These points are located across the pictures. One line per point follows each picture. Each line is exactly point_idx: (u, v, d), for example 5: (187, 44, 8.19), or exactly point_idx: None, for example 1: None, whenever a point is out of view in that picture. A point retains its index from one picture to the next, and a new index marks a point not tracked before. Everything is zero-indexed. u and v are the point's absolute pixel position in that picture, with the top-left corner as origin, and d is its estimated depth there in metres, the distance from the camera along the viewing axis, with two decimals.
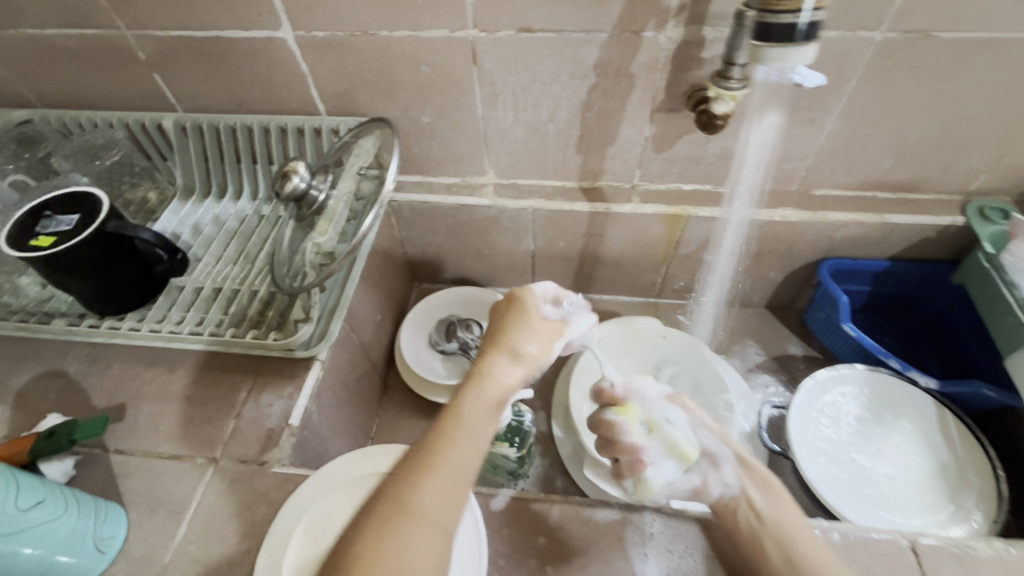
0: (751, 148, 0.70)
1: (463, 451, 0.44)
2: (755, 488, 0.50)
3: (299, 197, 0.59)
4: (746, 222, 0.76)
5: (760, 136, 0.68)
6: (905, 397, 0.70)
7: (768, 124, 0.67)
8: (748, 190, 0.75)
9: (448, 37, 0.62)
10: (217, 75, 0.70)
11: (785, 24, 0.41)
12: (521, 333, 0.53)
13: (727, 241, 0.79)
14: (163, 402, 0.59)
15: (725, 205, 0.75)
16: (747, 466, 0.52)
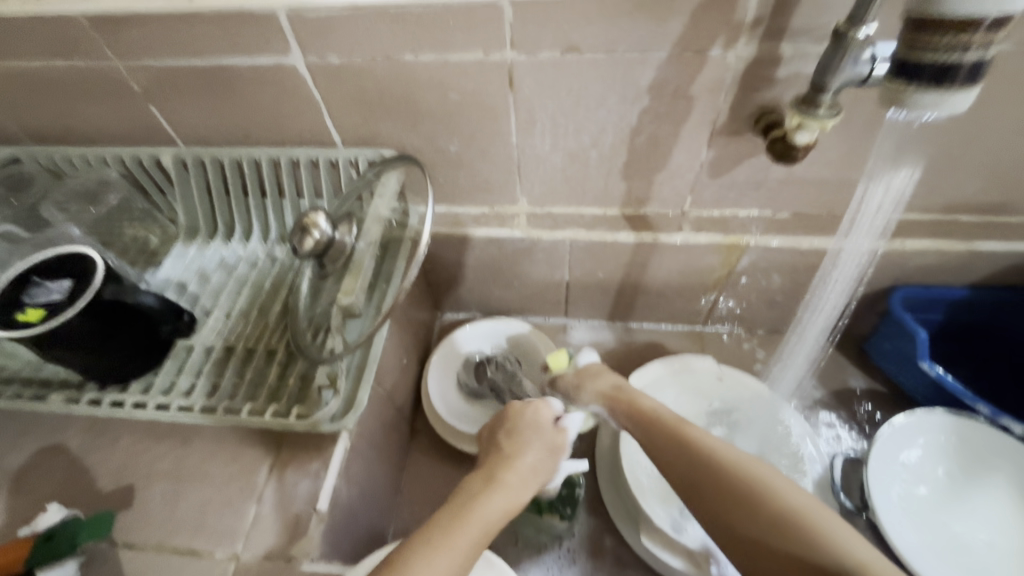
0: (873, 200, 0.63)
1: (466, 534, 0.46)
2: (626, 415, 0.57)
3: (320, 253, 0.51)
4: (868, 252, 0.69)
5: (889, 189, 0.62)
6: (1001, 448, 0.63)
7: (897, 180, 0.61)
8: (869, 228, 0.66)
9: (482, 59, 0.54)
10: (220, 105, 0.62)
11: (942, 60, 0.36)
12: (533, 435, 0.56)
13: (839, 278, 0.72)
14: (176, 483, 0.53)
15: (838, 238, 0.68)
16: (613, 401, 0.59)
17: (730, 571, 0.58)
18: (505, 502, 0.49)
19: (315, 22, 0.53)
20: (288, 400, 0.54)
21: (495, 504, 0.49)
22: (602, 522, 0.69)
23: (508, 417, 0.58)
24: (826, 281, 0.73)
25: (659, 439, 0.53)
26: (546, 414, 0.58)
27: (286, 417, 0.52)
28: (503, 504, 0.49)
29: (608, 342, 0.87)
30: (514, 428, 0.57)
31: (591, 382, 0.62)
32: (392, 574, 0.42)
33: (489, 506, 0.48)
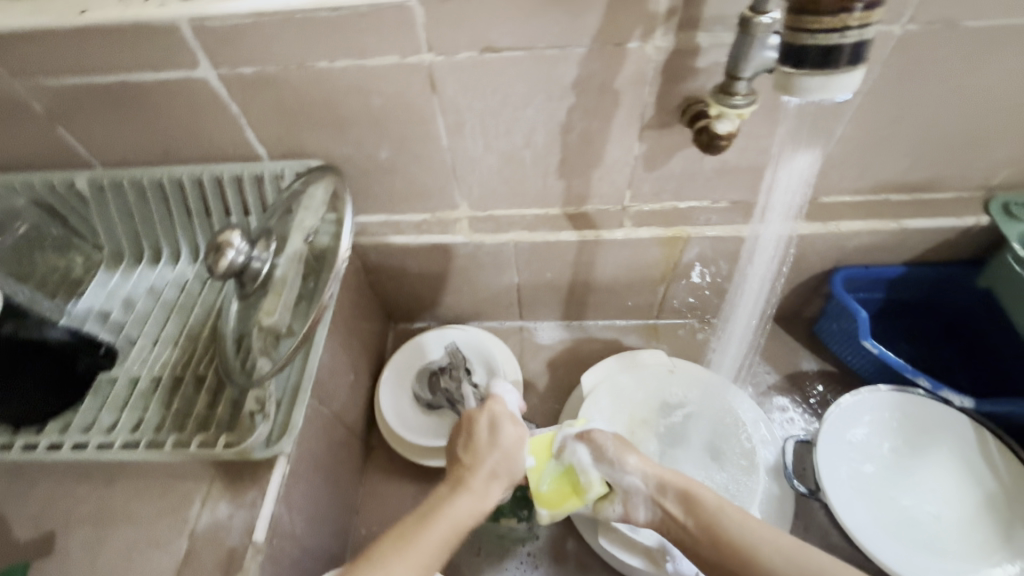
0: (782, 184, 0.65)
1: (433, 548, 0.46)
2: (676, 504, 0.52)
3: (238, 272, 0.48)
4: (783, 238, 0.70)
5: (792, 172, 0.63)
6: (943, 420, 0.64)
7: (802, 162, 0.62)
8: (783, 211, 0.68)
9: (399, 63, 0.53)
10: (133, 122, 0.59)
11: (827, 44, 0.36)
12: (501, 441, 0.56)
13: (757, 264, 0.73)
14: (101, 526, 0.50)
15: (754, 224, 0.69)
16: (663, 487, 0.53)
17: (685, 567, 0.57)
18: (472, 502, 0.51)
19: (221, 31, 0.50)
20: (218, 429, 0.52)
21: (463, 507, 0.50)
22: (562, 525, 0.68)
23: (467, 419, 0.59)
24: (747, 264, 0.73)
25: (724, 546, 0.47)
26: (504, 412, 0.59)
27: (215, 447, 0.50)
28: (471, 509, 0.50)
29: (564, 342, 0.87)
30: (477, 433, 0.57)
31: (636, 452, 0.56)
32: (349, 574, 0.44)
33: (459, 509, 0.50)
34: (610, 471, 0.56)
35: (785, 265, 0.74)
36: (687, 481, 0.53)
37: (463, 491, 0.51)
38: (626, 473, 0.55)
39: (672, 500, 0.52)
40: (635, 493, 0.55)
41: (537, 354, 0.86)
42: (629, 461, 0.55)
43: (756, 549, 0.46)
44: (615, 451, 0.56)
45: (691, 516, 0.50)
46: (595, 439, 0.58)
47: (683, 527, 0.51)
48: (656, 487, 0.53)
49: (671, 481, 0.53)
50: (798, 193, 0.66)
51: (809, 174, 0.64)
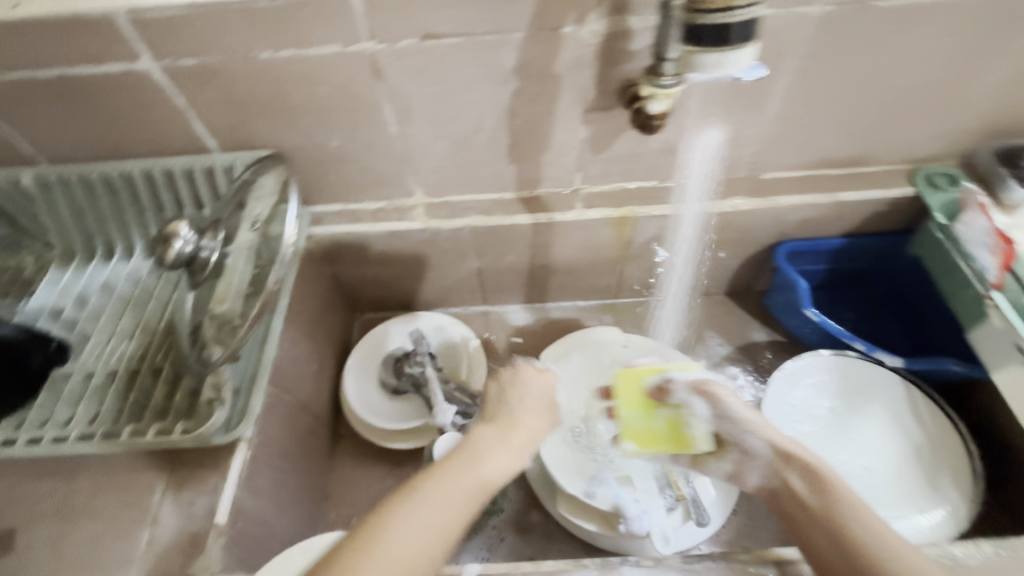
0: (695, 162, 0.68)
1: (472, 488, 0.46)
2: (802, 480, 0.47)
3: (186, 261, 0.49)
4: (703, 214, 0.73)
5: (703, 147, 0.66)
6: (875, 379, 0.69)
7: (711, 136, 0.65)
8: (711, 184, 0.71)
9: (343, 52, 0.54)
10: (75, 116, 0.58)
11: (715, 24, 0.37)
12: (544, 402, 0.56)
13: (683, 244, 0.76)
14: (61, 519, 0.51)
15: (675, 203, 0.72)
16: (791, 460, 0.49)
17: (637, 527, 0.60)
18: (508, 456, 0.50)
19: (159, 22, 0.50)
20: (176, 418, 0.52)
21: (501, 463, 0.49)
22: (526, 498, 0.70)
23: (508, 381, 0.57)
24: (674, 244, 0.76)
25: (832, 528, 0.43)
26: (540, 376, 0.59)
27: (172, 435, 0.51)
28: (503, 464, 0.49)
29: (527, 324, 0.89)
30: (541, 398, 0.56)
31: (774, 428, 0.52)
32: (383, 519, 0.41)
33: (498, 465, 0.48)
34: (733, 433, 0.54)
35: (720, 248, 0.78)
36: (815, 457, 0.48)
37: (500, 447, 0.50)
38: (745, 440, 0.52)
39: (796, 475, 0.48)
40: (757, 457, 0.51)
41: (501, 337, 0.88)
42: (754, 432, 0.52)
43: (872, 541, 0.41)
44: (743, 412, 0.54)
45: (816, 495, 0.45)
46: (716, 399, 0.56)
47: (798, 500, 0.46)
48: (781, 458, 0.49)
49: (785, 447, 0.50)
50: (712, 167, 0.70)
51: (718, 151, 0.67)
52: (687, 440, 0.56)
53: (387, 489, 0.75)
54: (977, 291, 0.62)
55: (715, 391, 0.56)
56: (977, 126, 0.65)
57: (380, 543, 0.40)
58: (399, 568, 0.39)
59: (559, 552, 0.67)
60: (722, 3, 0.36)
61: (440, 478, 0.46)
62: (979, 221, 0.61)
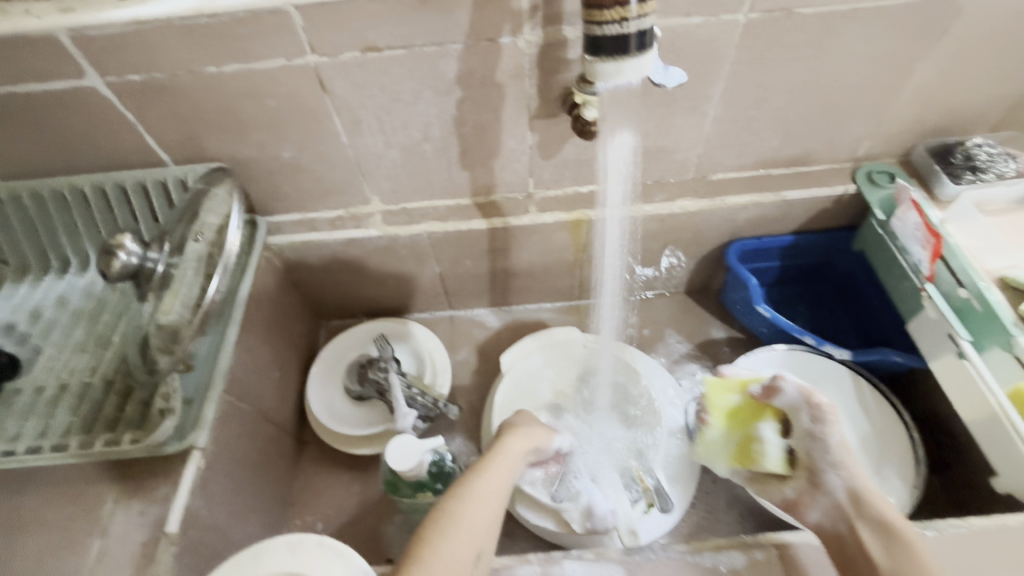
0: (613, 163, 0.63)
1: (498, 486, 0.50)
2: (873, 534, 0.45)
3: (133, 273, 0.51)
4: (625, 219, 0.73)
5: (618, 151, 0.61)
6: (823, 372, 0.70)
7: (623, 140, 0.60)
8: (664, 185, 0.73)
9: (286, 65, 0.55)
10: (25, 133, 0.59)
11: (613, 35, 0.39)
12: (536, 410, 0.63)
13: (612, 242, 0.76)
14: (12, 533, 0.51)
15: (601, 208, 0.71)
16: (864, 508, 0.47)
17: (601, 523, 0.61)
18: (527, 442, 0.56)
19: (102, 39, 0.51)
20: (126, 428, 0.53)
21: (523, 445, 0.56)
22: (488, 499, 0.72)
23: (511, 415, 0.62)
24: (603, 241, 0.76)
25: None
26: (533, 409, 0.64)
27: (120, 445, 0.51)
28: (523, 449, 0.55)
29: (492, 327, 0.90)
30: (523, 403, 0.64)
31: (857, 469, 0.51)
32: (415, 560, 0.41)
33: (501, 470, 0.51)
34: (811, 464, 0.53)
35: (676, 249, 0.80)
36: (887, 505, 0.47)
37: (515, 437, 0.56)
38: (824, 474, 0.51)
39: (867, 526, 0.46)
40: (827, 494, 0.51)
41: (466, 341, 0.89)
42: (830, 468, 0.51)
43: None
44: (840, 444, 0.52)
45: (891, 560, 0.43)
46: (821, 423, 0.53)
47: (868, 553, 0.45)
48: (857, 503, 0.48)
49: (861, 488, 0.49)
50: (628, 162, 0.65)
51: (628, 149, 0.62)
52: (756, 458, 0.57)
53: (352, 494, 0.76)
54: (913, 284, 0.64)
55: (824, 411, 0.53)
56: (910, 125, 0.67)
57: (452, 531, 0.43)
58: (467, 551, 0.43)
59: (520, 551, 0.68)
60: (614, 16, 0.38)
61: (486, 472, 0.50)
62: (912, 215, 0.64)
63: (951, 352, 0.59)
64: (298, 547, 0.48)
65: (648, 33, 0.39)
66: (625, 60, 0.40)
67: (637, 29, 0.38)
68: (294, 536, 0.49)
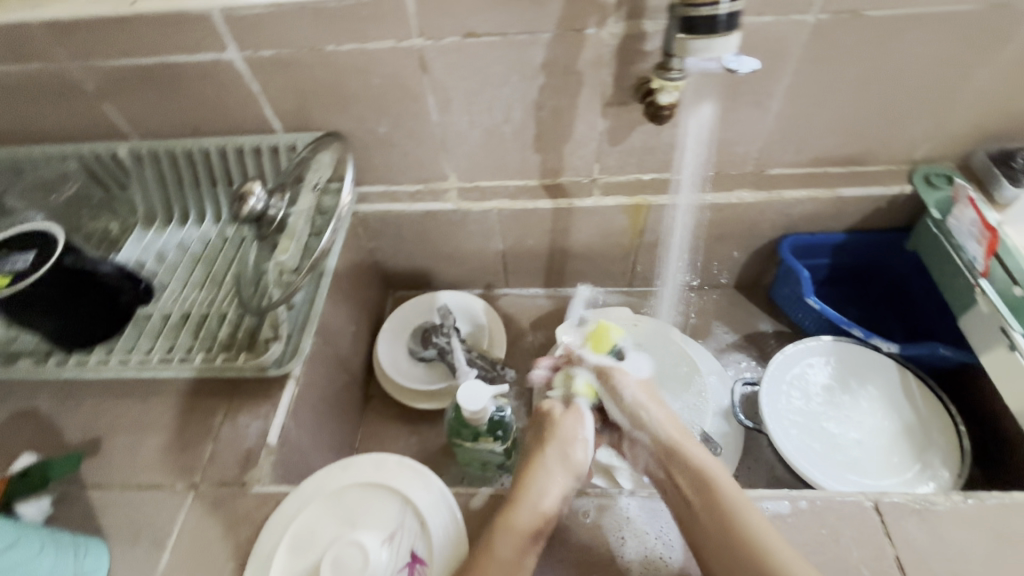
0: (692, 134, 0.72)
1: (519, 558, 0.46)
2: (683, 477, 0.50)
3: (257, 217, 0.57)
4: (695, 207, 0.79)
5: (700, 122, 0.70)
6: (869, 362, 0.73)
7: (703, 113, 0.69)
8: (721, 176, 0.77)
9: (395, 47, 0.63)
10: (167, 99, 0.69)
11: (706, 16, 0.44)
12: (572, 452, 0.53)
13: (679, 228, 0.82)
14: (139, 432, 0.59)
15: (672, 191, 0.78)
16: (671, 457, 0.51)
17: None
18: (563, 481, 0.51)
19: (247, 19, 0.60)
20: (238, 351, 0.62)
21: (535, 513, 0.49)
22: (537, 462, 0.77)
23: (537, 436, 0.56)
24: (670, 230, 0.82)
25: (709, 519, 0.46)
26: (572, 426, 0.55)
27: (236, 363, 0.60)
28: (536, 524, 0.48)
29: (545, 307, 0.95)
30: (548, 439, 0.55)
31: (660, 412, 0.55)
32: None
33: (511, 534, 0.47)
34: (627, 418, 0.56)
35: (724, 242, 0.84)
36: (694, 452, 0.51)
37: (531, 518, 0.48)
38: (638, 426, 0.55)
39: (676, 466, 0.51)
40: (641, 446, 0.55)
41: (520, 318, 0.94)
42: (646, 416, 0.55)
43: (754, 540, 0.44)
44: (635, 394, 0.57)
45: (699, 495, 0.48)
46: (615, 385, 0.57)
47: (687, 480, 0.49)
48: (666, 453, 0.52)
49: (667, 436, 0.53)
50: (711, 146, 0.73)
51: (708, 128, 0.71)
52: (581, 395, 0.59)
53: (410, 446, 0.82)
54: (967, 280, 0.66)
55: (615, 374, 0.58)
56: (971, 130, 0.69)
57: None
58: None
59: None
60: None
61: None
62: (968, 213, 0.66)
63: (1003, 345, 0.61)
64: (382, 464, 0.55)
65: (735, 15, 0.44)
66: (715, 36, 0.45)
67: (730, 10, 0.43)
68: (377, 455, 0.56)
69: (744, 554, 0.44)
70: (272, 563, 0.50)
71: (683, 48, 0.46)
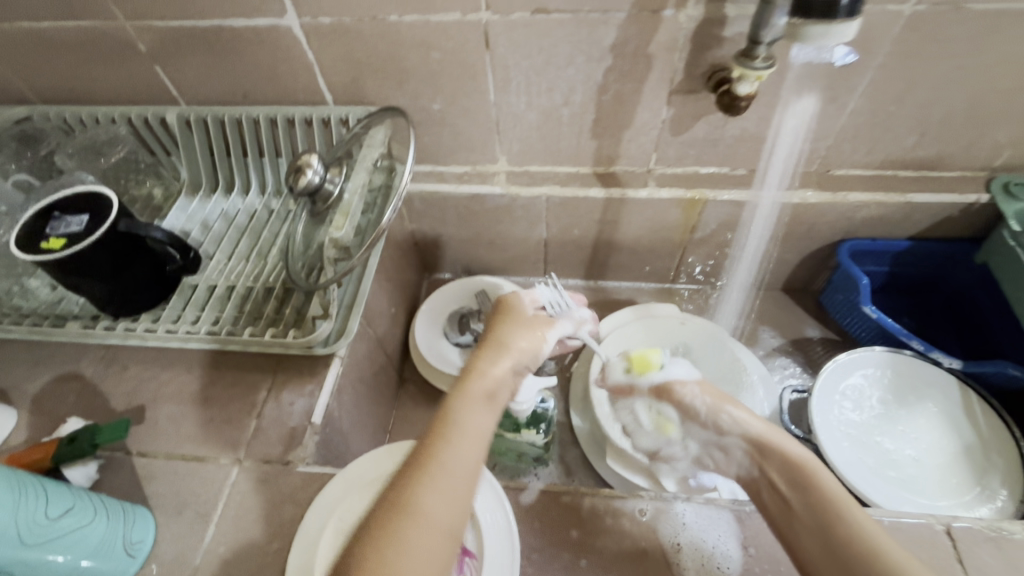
0: (787, 129, 0.68)
1: (479, 402, 0.48)
2: (779, 472, 0.48)
3: (313, 191, 0.57)
4: (778, 205, 0.75)
5: (797, 115, 0.66)
6: (928, 377, 0.69)
7: (803, 107, 0.65)
8: (785, 175, 0.73)
9: (460, 20, 0.60)
10: (219, 65, 0.67)
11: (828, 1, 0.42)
12: (513, 326, 0.55)
13: (757, 227, 0.79)
14: (184, 402, 0.59)
15: (756, 188, 0.74)
16: (766, 453, 0.50)
17: (707, 480, 0.61)
18: (528, 340, 0.54)
19: None
20: (285, 328, 0.60)
21: (492, 372, 0.50)
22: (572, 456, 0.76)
23: (491, 316, 0.59)
24: (747, 231, 0.79)
25: (805, 514, 0.45)
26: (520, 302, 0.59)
27: (284, 339, 0.58)
28: (490, 387, 0.49)
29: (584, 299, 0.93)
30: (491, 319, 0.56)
31: (736, 409, 0.53)
32: (398, 510, 0.40)
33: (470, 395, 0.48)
34: (705, 434, 0.54)
35: (777, 243, 0.81)
36: (790, 445, 0.49)
37: (484, 381, 0.49)
38: (725, 432, 0.53)
39: (764, 460, 0.50)
40: (733, 452, 0.52)
41: None
42: (726, 419, 0.53)
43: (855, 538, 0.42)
44: (706, 403, 0.54)
45: (797, 494, 0.46)
46: (678, 396, 0.56)
47: (781, 472, 0.48)
48: (757, 448, 0.51)
49: (757, 431, 0.51)
50: (803, 140, 0.70)
51: (800, 123, 0.67)
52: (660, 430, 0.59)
53: None
54: None
55: (678, 385, 0.56)
56: None
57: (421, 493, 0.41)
58: (443, 526, 0.40)
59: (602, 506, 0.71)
60: None
61: (461, 436, 0.45)
62: None
63: None
64: None
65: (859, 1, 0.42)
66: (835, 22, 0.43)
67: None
68: None
69: (847, 552, 0.41)
70: (317, 546, 0.48)
71: (798, 34, 0.45)
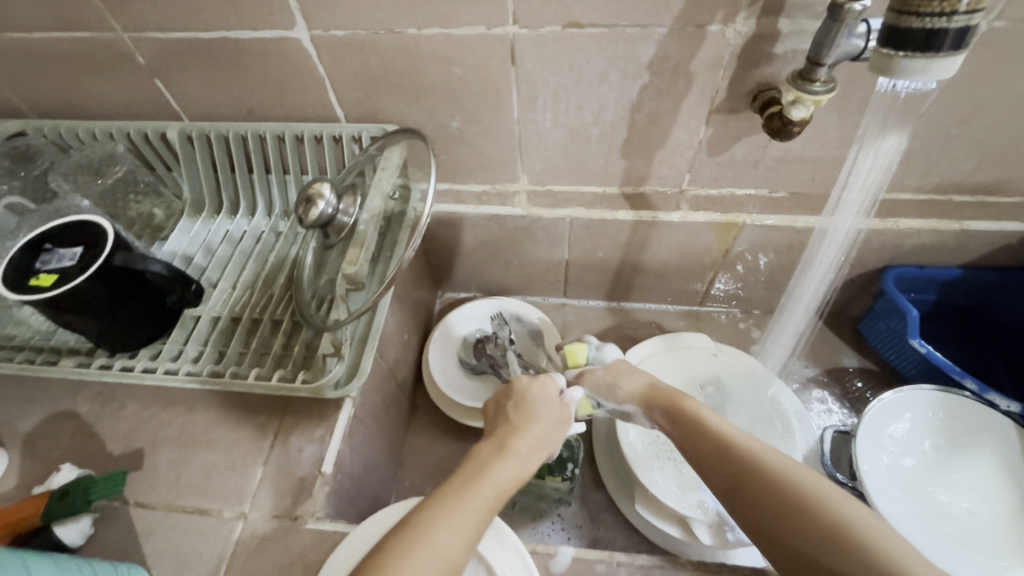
0: (864, 167, 0.59)
1: (510, 469, 0.47)
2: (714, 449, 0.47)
3: (325, 223, 0.52)
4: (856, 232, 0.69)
5: (879, 155, 0.57)
6: (984, 422, 0.65)
7: (888, 145, 0.55)
8: (856, 205, 0.65)
9: (485, 34, 0.55)
10: (224, 79, 0.62)
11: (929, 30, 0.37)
12: (541, 409, 0.52)
13: (826, 259, 0.72)
14: (185, 447, 0.55)
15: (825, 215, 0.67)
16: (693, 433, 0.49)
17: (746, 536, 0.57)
18: (548, 427, 0.52)
19: None
20: (294, 368, 0.56)
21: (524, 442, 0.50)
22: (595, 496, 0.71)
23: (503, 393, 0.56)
24: (810, 261, 0.73)
25: (761, 499, 0.42)
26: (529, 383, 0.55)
27: (292, 383, 0.54)
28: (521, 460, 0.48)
29: (605, 321, 0.88)
30: (516, 392, 0.54)
31: (629, 381, 0.58)
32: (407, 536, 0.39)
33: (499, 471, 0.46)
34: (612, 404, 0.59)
35: (836, 272, 0.75)
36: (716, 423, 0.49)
37: (516, 450, 0.49)
38: (622, 402, 0.58)
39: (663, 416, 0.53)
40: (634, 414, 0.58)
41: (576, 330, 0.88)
42: (621, 391, 0.58)
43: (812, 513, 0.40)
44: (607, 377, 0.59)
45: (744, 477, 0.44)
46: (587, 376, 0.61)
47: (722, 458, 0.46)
48: (646, 404, 0.55)
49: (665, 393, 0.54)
50: (881, 179, 0.63)
51: (883, 159, 0.58)
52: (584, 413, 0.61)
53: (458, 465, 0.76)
54: None
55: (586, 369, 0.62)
56: None
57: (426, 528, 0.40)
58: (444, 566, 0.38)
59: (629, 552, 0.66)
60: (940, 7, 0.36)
61: (479, 487, 0.44)
62: None
63: None
64: None
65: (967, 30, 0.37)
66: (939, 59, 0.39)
67: (963, 25, 0.37)
68: None
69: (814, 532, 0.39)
70: None
71: (889, 66, 0.40)
